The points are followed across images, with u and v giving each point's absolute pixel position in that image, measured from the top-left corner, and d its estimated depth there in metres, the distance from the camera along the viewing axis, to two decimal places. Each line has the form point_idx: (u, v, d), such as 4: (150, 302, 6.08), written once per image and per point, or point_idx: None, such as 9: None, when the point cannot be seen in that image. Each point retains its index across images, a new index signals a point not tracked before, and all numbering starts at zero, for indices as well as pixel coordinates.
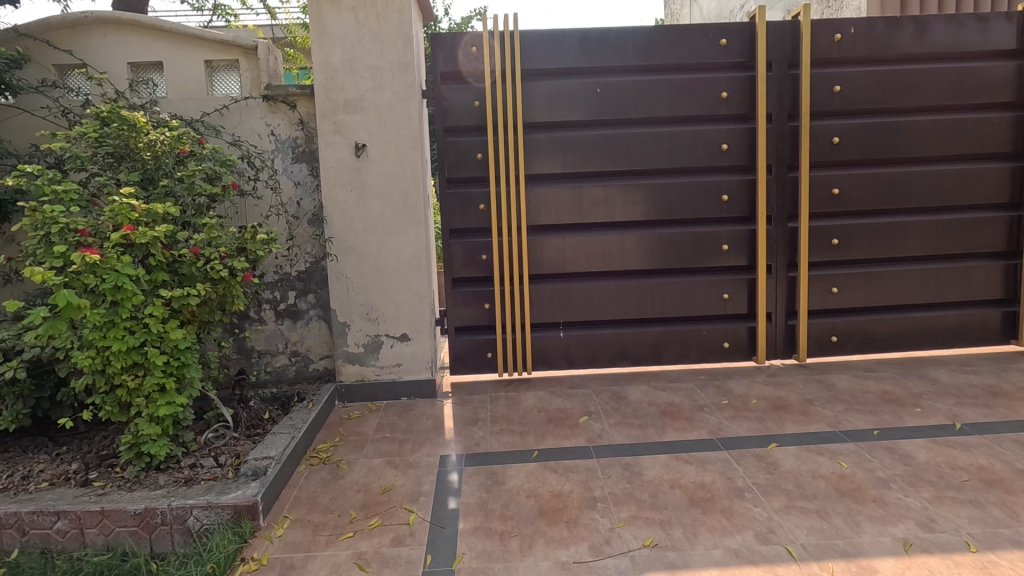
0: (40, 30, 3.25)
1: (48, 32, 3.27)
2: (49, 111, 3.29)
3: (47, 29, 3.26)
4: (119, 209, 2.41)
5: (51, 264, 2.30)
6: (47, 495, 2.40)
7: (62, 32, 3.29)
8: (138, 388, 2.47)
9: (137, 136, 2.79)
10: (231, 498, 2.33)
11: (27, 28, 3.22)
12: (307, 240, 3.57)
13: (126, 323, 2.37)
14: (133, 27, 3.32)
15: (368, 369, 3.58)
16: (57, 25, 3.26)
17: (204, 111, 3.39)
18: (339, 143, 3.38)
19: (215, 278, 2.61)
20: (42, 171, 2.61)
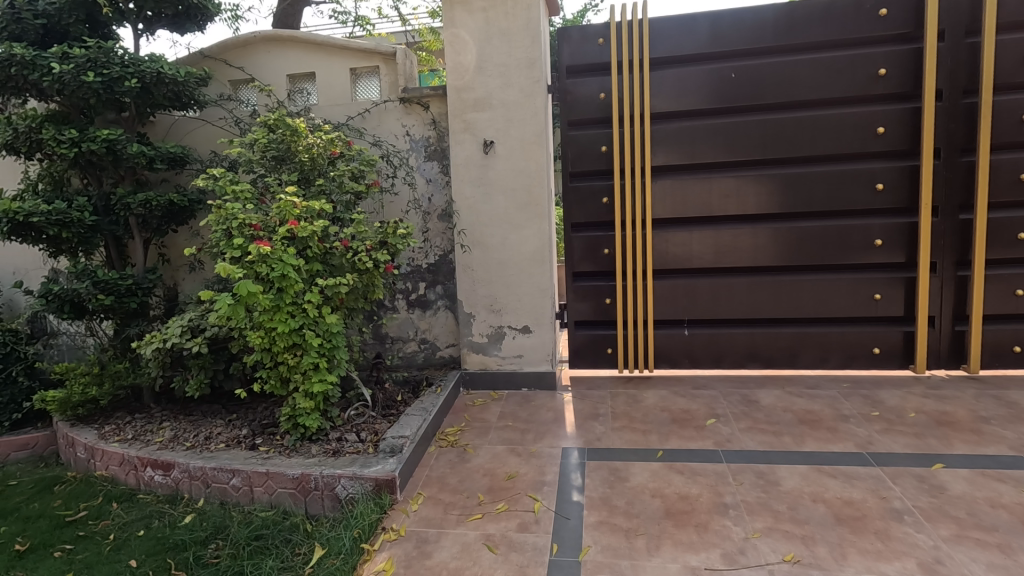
0: (220, 52, 3.73)
1: (227, 53, 3.75)
2: (226, 122, 3.79)
3: (226, 50, 3.74)
4: (284, 206, 2.72)
5: (232, 255, 2.64)
6: (224, 455, 2.79)
7: (236, 52, 3.75)
8: (297, 365, 2.77)
9: (297, 141, 3.13)
10: (373, 471, 2.54)
11: (210, 50, 3.72)
12: (437, 234, 3.78)
13: (289, 307, 2.67)
14: (292, 43, 3.71)
15: (491, 359, 3.70)
16: (233, 47, 3.73)
17: (349, 115, 3.71)
18: (468, 140, 3.51)
19: (361, 269, 2.87)
20: (224, 174, 3.01)
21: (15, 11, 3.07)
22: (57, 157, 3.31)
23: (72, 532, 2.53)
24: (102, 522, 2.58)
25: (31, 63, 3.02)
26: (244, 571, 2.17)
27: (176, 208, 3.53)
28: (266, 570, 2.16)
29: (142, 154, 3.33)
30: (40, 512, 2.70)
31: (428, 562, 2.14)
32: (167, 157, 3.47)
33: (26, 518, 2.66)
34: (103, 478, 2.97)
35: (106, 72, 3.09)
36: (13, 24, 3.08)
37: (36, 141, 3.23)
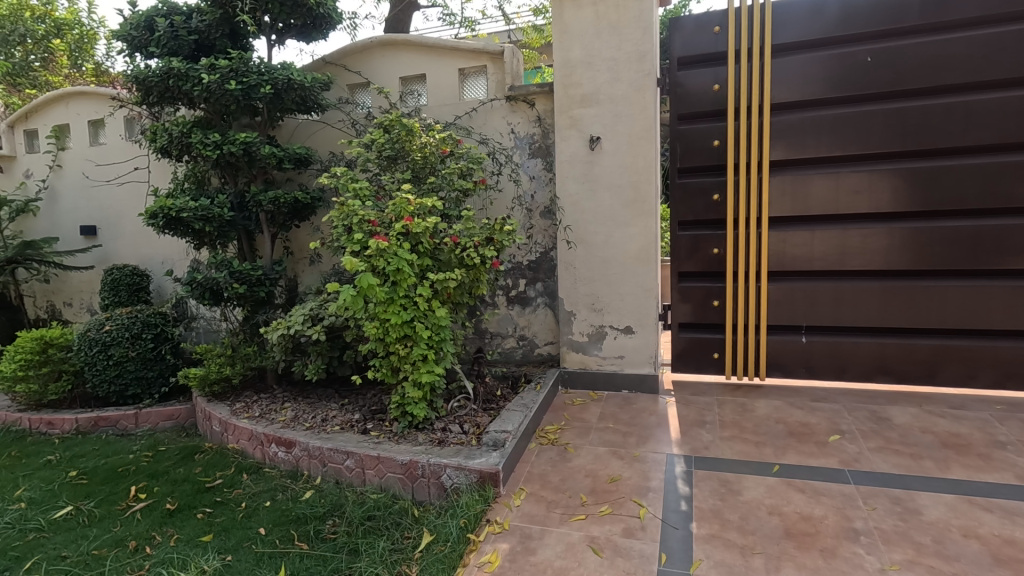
0: (339, 58, 3.97)
1: (345, 60, 3.98)
2: (343, 123, 4.03)
3: (343, 57, 3.97)
4: (400, 203, 2.83)
5: (353, 249, 2.79)
6: (339, 437, 2.96)
7: (353, 57, 3.97)
8: (407, 356, 2.88)
9: (412, 140, 3.25)
10: (477, 463, 2.58)
11: (331, 57, 3.97)
12: (540, 231, 3.79)
13: (402, 300, 2.78)
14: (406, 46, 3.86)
15: (591, 358, 3.65)
16: (350, 53, 3.95)
17: (457, 115, 3.81)
18: (574, 137, 3.48)
19: (469, 264, 2.93)
20: (345, 172, 3.19)
21: (173, 29, 3.44)
22: (202, 158, 3.67)
23: (211, 497, 2.79)
24: (235, 491, 2.83)
25: (185, 75, 3.37)
26: (359, 548, 2.29)
27: (300, 205, 3.80)
28: (379, 550, 2.25)
29: (272, 155, 3.61)
30: (184, 476, 3.02)
31: (533, 558, 2.13)
32: (294, 158, 3.74)
33: (173, 481, 2.98)
34: (235, 451, 3.27)
35: (246, 80, 3.39)
36: (171, 41, 3.46)
37: (186, 144, 3.61)
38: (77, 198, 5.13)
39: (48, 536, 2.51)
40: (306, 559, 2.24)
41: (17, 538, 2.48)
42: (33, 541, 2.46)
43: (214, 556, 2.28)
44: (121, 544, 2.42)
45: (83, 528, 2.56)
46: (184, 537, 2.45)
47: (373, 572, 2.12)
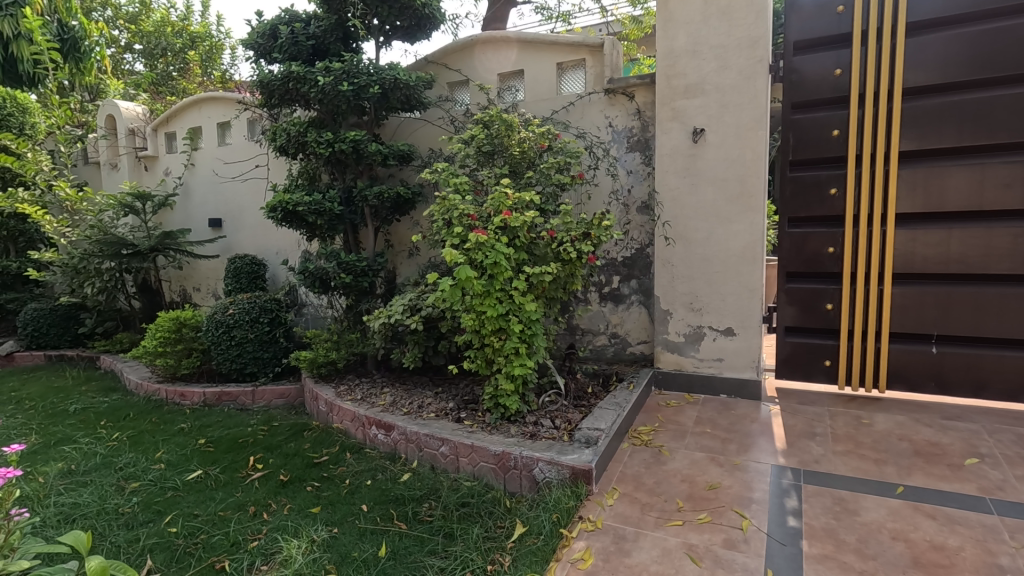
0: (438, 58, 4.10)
1: (445, 59, 4.10)
2: (443, 121, 4.14)
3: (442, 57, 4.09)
4: (499, 197, 2.88)
5: (453, 242, 2.87)
6: (434, 424, 3.07)
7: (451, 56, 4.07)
8: (501, 349, 2.92)
9: (511, 135, 3.29)
10: (570, 459, 2.56)
11: (431, 57, 4.11)
12: (636, 227, 3.70)
13: (498, 293, 2.81)
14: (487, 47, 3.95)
15: (687, 360, 3.52)
16: (449, 54, 4.07)
17: (554, 110, 3.80)
18: (676, 129, 3.36)
19: (564, 259, 2.91)
20: (446, 168, 3.29)
21: (294, 36, 3.71)
22: (316, 156, 3.94)
23: (318, 472, 2.99)
24: (339, 468, 3.02)
25: (303, 78, 3.62)
26: (454, 533, 2.35)
27: (402, 200, 3.98)
28: (473, 536, 2.30)
29: (378, 152, 3.80)
30: (295, 451, 3.25)
31: (627, 560, 2.08)
32: (397, 154, 3.92)
33: (286, 455, 3.22)
34: (338, 430, 3.48)
35: (356, 81, 3.60)
36: (291, 46, 3.72)
37: (302, 143, 3.88)
38: (207, 193, 5.69)
39: (183, 495, 2.80)
40: (404, 539, 2.34)
41: (159, 495, 2.80)
42: (171, 499, 2.76)
43: (322, 528, 2.44)
44: (242, 508, 2.66)
45: (211, 491, 2.84)
46: (296, 506, 2.65)
47: (467, 557, 2.17)
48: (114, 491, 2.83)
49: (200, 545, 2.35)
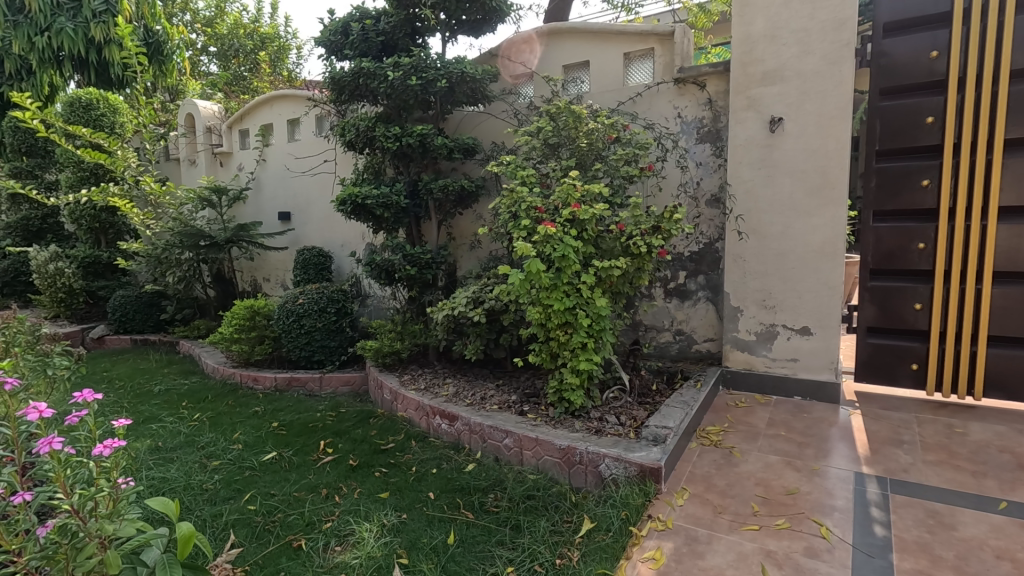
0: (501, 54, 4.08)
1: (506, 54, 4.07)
2: (506, 114, 4.13)
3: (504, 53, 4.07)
4: (568, 189, 2.85)
5: (520, 234, 2.87)
6: (497, 416, 3.08)
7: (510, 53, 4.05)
8: (567, 342, 2.90)
9: (579, 126, 3.24)
10: (638, 457, 2.51)
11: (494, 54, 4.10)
12: (706, 221, 3.59)
13: (565, 286, 2.78)
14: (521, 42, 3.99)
15: (758, 359, 3.40)
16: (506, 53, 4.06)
17: (620, 101, 3.73)
18: (752, 119, 3.23)
19: (633, 253, 2.84)
20: (512, 160, 3.29)
21: (365, 32, 3.81)
22: (382, 150, 4.02)
23: (385, 459, 3.06)
24: (405, 455, 3.08)
25: (372, 73, 3.70)
26: (521, 525, 2.36)
27: (466, 193, 4.01)
28: (540, 529, 2.30)
29: (444, 146, 3.85)
30: (362, 437, 3.35)
31: (701, 563, 2.02)
32: (462, 148, 3.95)
33: (354, 440, 3.32)
34: (402, 419, 3.56)
35: (424, 76, 3.65)
36: (362, 43, 3.82)
37: (370, 137, 3.97)
38: (277, 188, 5.94)
39: (259, 475, 2.93)
40: (472, 528, 2.36)
41: (237, 473, 2.94)
42: (249, 478, 2.90)
43: (391, 513, 2.50)
44: (315, 489, 2.76)
45: (285, 472, 2.96)
46: (365, 491, 2.72)
47: (535, 550, 2.16)
48: (197, 468, 3.00)
49: (278, 523, 2.45)
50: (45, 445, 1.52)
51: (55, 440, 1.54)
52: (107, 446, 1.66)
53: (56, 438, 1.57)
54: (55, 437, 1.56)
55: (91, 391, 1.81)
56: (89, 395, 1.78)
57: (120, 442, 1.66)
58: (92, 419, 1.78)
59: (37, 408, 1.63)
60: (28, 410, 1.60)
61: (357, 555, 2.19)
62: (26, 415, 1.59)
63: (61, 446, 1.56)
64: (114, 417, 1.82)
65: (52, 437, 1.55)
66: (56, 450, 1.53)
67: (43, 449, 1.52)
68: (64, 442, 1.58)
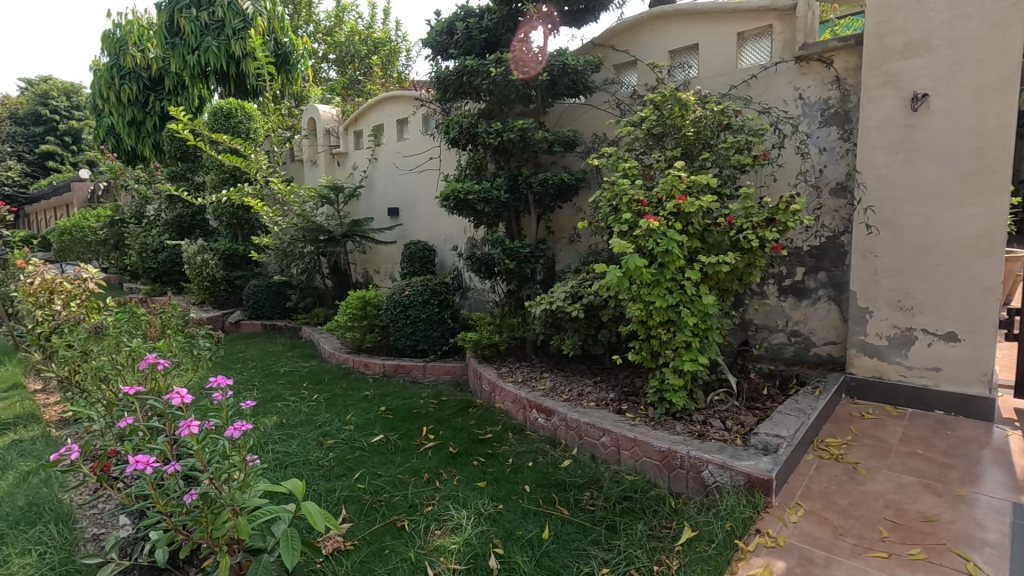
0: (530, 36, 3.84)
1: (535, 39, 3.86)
2: (609, 104, 4.02)
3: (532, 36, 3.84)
4: (672, 180, 2.73)
5: (621, 228, 2.80)
6: (594, 413, 3.04)
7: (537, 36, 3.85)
8: (669, 341, 2.78)
9: (686, 114, 3.07)
10: (745, 465, 2.35)
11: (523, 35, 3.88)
12: (829, 213, 3.27)
13: (668, 283, 2.67)
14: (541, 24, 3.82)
15: (890, 367, 3.05)
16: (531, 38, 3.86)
17: (732, 84, 3.49)
18: (890, 97, 2.89)
19: (744, 247, 2.65)
20: (614, 151, 3.20)
21: (469, 31, 3.90)
22: (484, 146, 4.09)
23: (483, 449, 3.13)
24: (502, 446, 3.13)
25: (476, 70, 3.77)
26: (617, 526, 2.30)
27: (566, 186, 3.98)
28: (638, 532, 2.23)
29: (545, 139, 3.83)
30: (462, 426, 3.45)
31: None
32: (563, 141, 3.91)
33: (454, 428, 3.43)
34: (500, 410, 3.62)
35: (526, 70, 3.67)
36: (466, 41, 3.92)
37: (472, 134, 4.05)
38: (387, 185, 6.28)
39: (368, 455, 3.13)
40: (567, 524, 2.34)
41: (349, 452, 3.16)
42: (358, 458, 3.10)
43: (488, 502, 2.55)
44: (418, 473, 2.89)
45: (391, 455, 3.13)
46: (464, 479, 2.80)
47: (632, 553, 2.10)
48: (315, 445, 3.26)
49: (384, 503, 2.60)
50: (186, 428, 1.73)
51: (195, 424, 1.75)
52: (237, 428, 1.84)
53: (195, 421, 1.78)
54: (193, 421, 1.77)
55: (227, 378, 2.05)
56: (220, 382, 1.99)
57: (249, 426, 1.84)
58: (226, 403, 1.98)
59: (179, 395, 1.87)
60: (173, 396, 1.85)
61: (455, 540, 2.26)
62: (172, 402, 1.83)
63: (199, 428, 1.78)
64: (242, 402, 2.04)
65: (191, 420, 1.77)
66: (196, 432, 1.74)
67: (184, 432, 1.73)
68: (201, 424, 1.79)
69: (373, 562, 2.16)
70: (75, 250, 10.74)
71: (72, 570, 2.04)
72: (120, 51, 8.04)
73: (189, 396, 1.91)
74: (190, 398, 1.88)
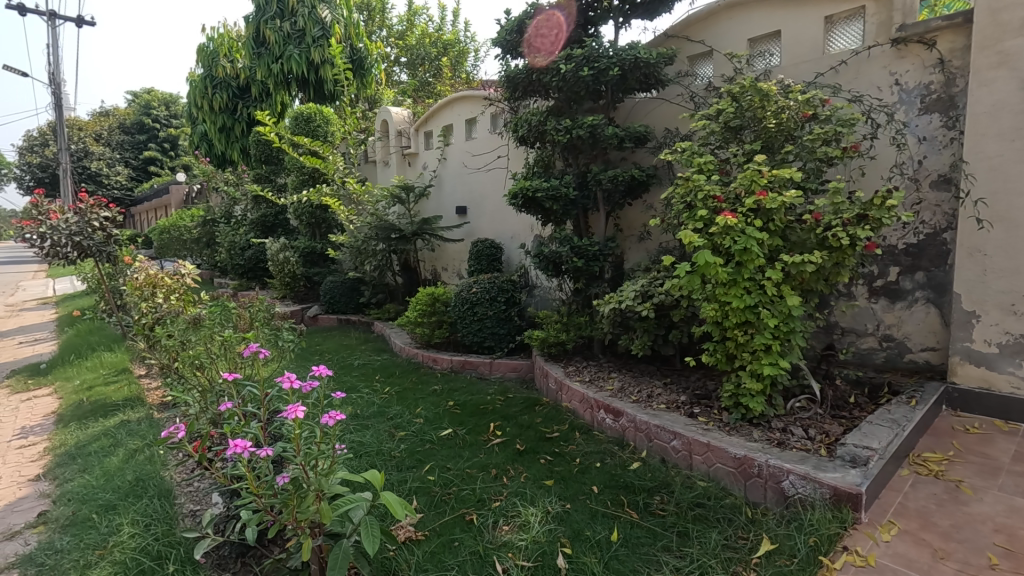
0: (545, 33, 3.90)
1: (541, 25, 3.91)
2: (682, 98, 3.88)
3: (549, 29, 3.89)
4: (751, 175, 2.61)
5: (696, 226, 2.70)
6: (664, 416, 2.95)
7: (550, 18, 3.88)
8: (746, 344, 2.65)
9: (767, 105, 2.92)
10: (831, 477, 2.20)
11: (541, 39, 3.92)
12: (929, 208, 3.01)
13: (746, 283, 2.56)
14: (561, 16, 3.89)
15: (999, 377, 2.77)
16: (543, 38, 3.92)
17: (819, 72, 3.27)
18: (1004, 79, 2.62)
19: (831, 245, 2.49)
20: (689, 146, 3.09)
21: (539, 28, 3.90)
22: (552, 143, 4.07)
23: (550, 447, 3.13)
24: (570, 445, 3.11)
25: (545, 68, 3.76)
26: (690, 533, 2.23)
27: (636, 183, 3.90)
28: (712, 541, 2.15)
29: (615, 135, 3.77)
30: (529, 423, 3.46)
31: None
32: (634, 137, 3.83)
33: (521, 426, 3.45)
34: (566, 409, 3.60)
35: (597, 65, 3.63)
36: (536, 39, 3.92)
37: (541, 131, 4.03)
38: (456, 184, 6.40)
39: (437, 448, 3.20)
40: (636, 528, 2.30)
41: (419, 445, 3.25)
42: (428, 450, 3.18)
43: (555, 501, 2.54)
44: (486, 468, 2.93)
45: (459, 449, 3.19)
46: (531, 476, 2.81)
47: (705, 563, 2.03)
48: (387, 436, 3.37)
49: (453, 496, 2.65)
50: (293, 412, 1.79)
51: (300, 410, 1.80)
52: (332, 416, 1.90)
53: (299, 406, 1.83)
54: (299, 406, 1.83)
55: (323, 367, 2.11)
56: (322, 371, 2.08)
57: (344, 416, 1.91)
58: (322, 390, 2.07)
59: (289, 379, 1.94)
60: (285, 380, 1.92)
61: (523, 537, 2.27)
62: (282, 384, 1.91)
63: (303, 414, 1.83)
64: (336, 392, 2.09)
65: (297, 405, 1.82)
66: (301, 418, 1.79)
67: (290, 416, 1.79)
68: (305, 410, 1.85)
69: (443, 553, 2.20)
70: (173, 248, 11.69)
71: (173, 542, 2.21)
72: (212, 62, 8.67)
73: (296, 381, 1.97)
74: (299, 383, 1.95)
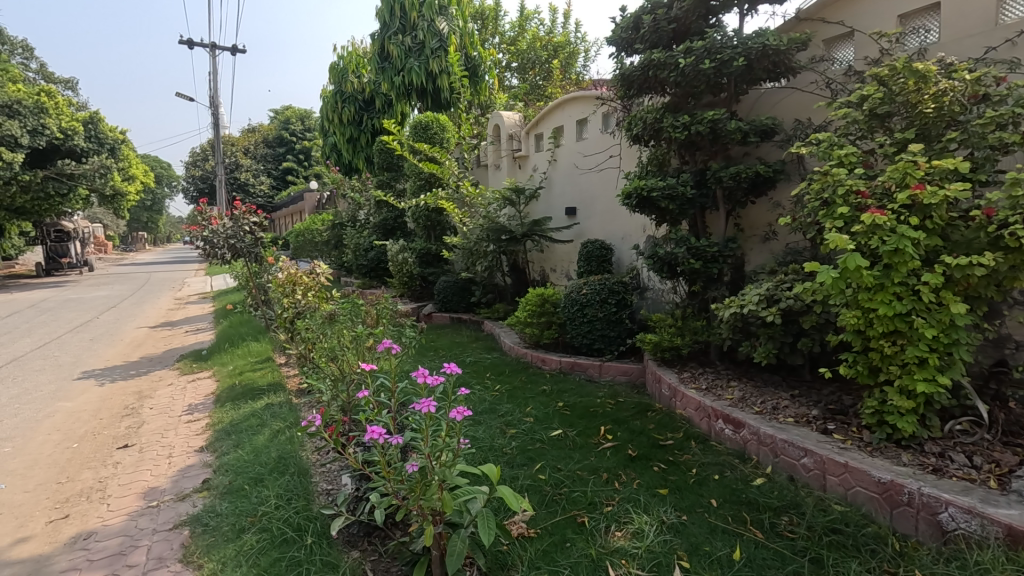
0: None
1: None
2: (816, 85, 3.56)
3: None
4: (904, 167, 2.34)
5: (836, 224, 2.48)
6: (794, 431, 2.73)
7: (652, 35, 3.82)
8: (895, 356, 2.37)
9: (925, 88, 2.59)
10: (1004, 514, 1.91)
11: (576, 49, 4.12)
12: None
13: (896, 288, 2.29)
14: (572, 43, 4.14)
15: None
16: None
17: (989, 46, 2.82)
18: None
19: (1008, 246, 2.15)
20: (828, 137, 2.82)
21: (656, 22, 3.78)
22: (668, 141, 3.92)
23: (664, 455, 3.02)
24: (685, 455, 2.98)
25: (663, 63, 3.64)
26: (824, 561, 2.04)
27: (762, 179, 3.65)
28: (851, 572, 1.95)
29: (739, 130, 3.56)
30: (641, 429, 3.36)
31: None
32: (760, 130, 3.60)
33: (633, 431, 3.36)
34: (681, 416, 3.45)
35: (720, 57, 3.45)
36: (653, 34, 3.81)
37: (657, 129, 3.90)
38: (566, 185, 6.40)
39: (547, 448, 3.22)
40: (762, 549, 2.14)
41: (530, 443, 3.29)
42: (539, 449, 3.21)
43: (671, 511, 2.45)
44: (597, 472, 2.89)
45: (570, 450, 3.18)
46: (645, 483, 2.73)
47: None
48: (499, 432, 3.46)
49: (564, 496, 2.65)
50: (425, 407, 1.90)
51: (433, 405, 1.91)
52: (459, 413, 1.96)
53: (431, 401, 1.94)
54: (431, 401, 1.93)
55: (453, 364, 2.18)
56: (452, 369, 2.14)
57: (470, 413, 1.95)
58: (451, 386, 2.16)
59: (423, 372, 2.06)
60: (421, 374, 2.05)
61: (637, 545, 2.22)
62: (418, 377, 2.04)
63: (433, 408, 1.93)
64: (461, 387, 2.18)
65: (430, 400, 1.93)
66: (432, 411, 1.90)
67: (423, 409, 1.90)
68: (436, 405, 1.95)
69: (554, 552, 2.21)
70: (307, 251, 12.90)
71: (310, 517, 2.44)
72: (342, 79, 9.45)
73: (429, 375, 2.08)
74: (433, 379, 2.06)
